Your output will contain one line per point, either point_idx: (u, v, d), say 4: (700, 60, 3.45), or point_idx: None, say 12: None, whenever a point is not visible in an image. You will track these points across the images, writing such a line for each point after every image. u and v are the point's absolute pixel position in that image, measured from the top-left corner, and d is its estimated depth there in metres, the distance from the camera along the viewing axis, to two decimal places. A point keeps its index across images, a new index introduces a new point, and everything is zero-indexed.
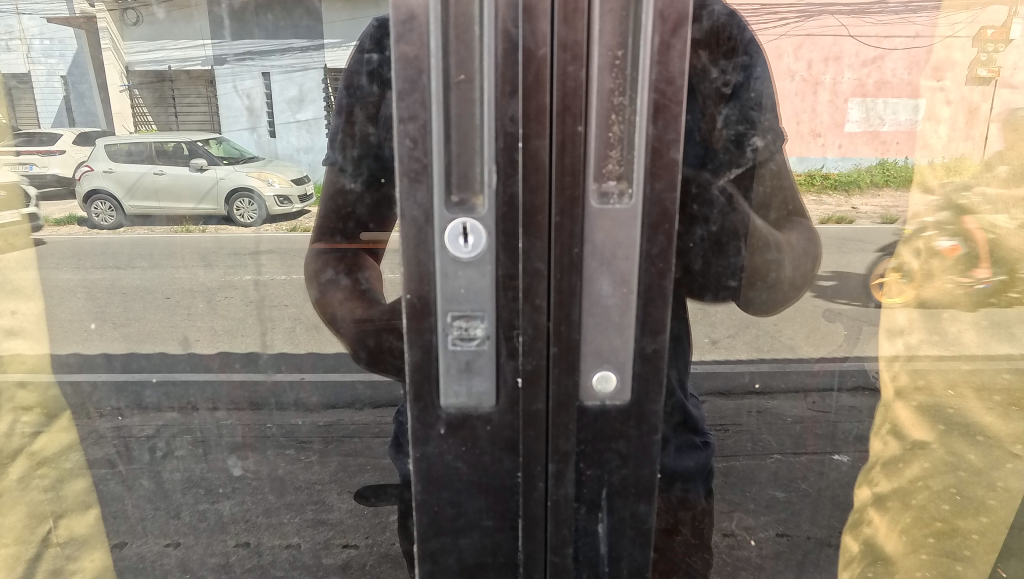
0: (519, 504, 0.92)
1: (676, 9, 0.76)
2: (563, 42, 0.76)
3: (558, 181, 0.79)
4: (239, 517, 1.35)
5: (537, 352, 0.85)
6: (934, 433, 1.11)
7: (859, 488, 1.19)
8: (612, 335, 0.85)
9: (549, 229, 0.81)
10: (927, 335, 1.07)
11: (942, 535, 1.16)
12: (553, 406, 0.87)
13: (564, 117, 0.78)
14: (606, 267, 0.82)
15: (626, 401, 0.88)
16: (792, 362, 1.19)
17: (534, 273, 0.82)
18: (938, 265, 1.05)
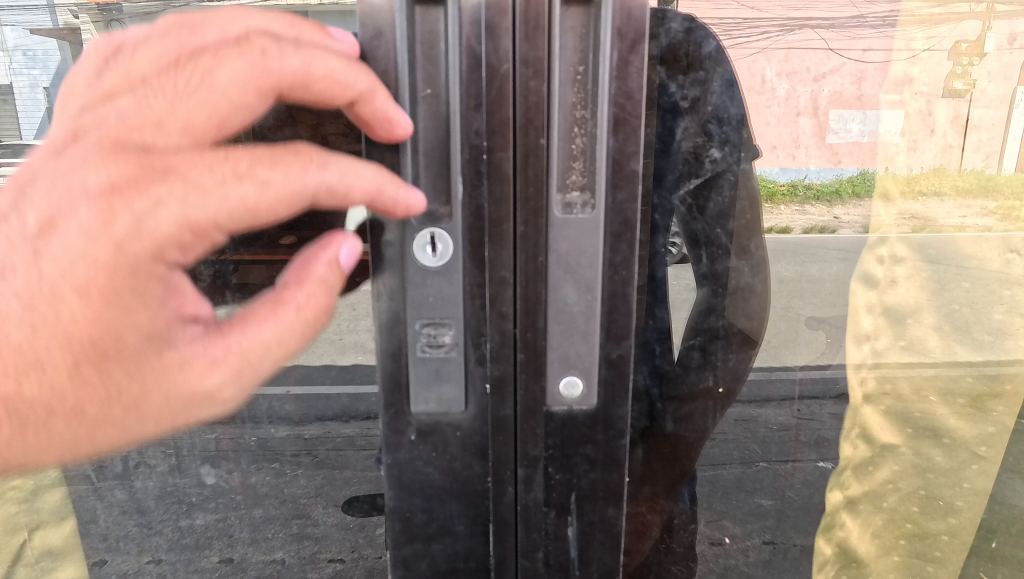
0: (489, 510, 0.92)
1: (634, 26, 0.77)
2: (525, 59, 0.77)
3: (522, 192, 0.81)
4: (222, 530, 1.38)
5: (505, 358, 0.85)
6: (903, 436, 1.15)
7: (831, 491, 1.20)
8: (577, 341, 0.86)
9: (515, 238, 0.82)
10: (894, 339, 1.10)
11: (914, 537, 1.20)
12: (521, 412, 0.88)
13: (528, 130, 0.79)
14: (570, 275, 0.84)
15: (593, 406, 0.89)
16: (778, 371, 1.17)
17: (500, 281, 0.83)
18: (902, 272, 1.07)
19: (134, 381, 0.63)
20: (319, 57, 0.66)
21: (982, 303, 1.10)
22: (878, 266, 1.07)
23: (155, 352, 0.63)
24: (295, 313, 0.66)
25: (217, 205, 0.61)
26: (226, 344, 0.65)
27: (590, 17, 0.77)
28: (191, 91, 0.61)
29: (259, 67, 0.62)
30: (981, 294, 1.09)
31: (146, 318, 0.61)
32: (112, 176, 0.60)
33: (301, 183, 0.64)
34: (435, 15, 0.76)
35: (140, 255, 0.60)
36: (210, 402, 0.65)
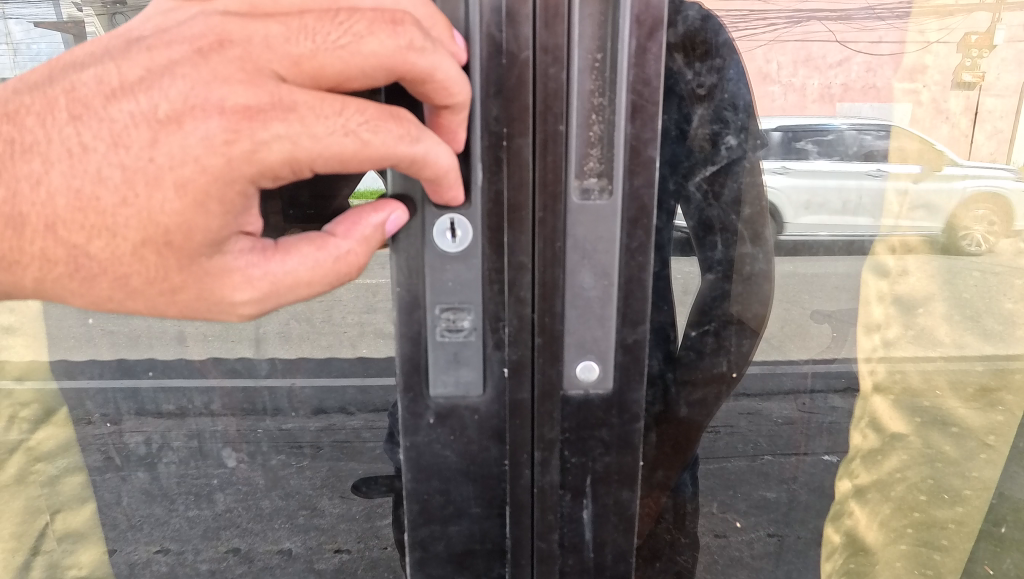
0: (505, 492, 0.93)
1: (652, 13, 0.78)
2: (544, 46, 0.78)
3: (541, 178, 0.81)
4: (230, 521, 1.38)
5: (522, 342, 0.86)
6: (912, 426, 1.17)
7: (839, 480, 1.22)
8: (593, 326, 0.87)
9: (532, 224, 0.83)
10: (904, 329, 1.12)
11: (920, 525, 1.22)
12: (538, 396, 0.89)
13: (546, 117, 0.80)
14: (587, 261, 0.84)
15: (609, 390, 0.90)
16: (783, 365, 1.16)
17: (518, 266, 0.84)
18: (913, 261, 1.09)
19: (184, 272, 0.70)
20: (442, 57, 0.68)
21: (993, 291, 1.11)
22: (889, 255, 1.08)
23: (210, 255, 0.69)
24: (331, 259, 0.73)
25: (316, 148, 0.65)
26: (266, 267, 0.72)
27: (609, 4, 0.77)
28: (337, 48, 0.65)
29: (398, 53, 0.65)
30: (989, 282, 1.09)
31: (217, 227, 0.67)
32: (245, 99, 0.64)
33: (390, 151, 0.68)
34: (456, 3, 0.76)
35: (240, 175, 0.65)
36: (229, 311, 0.72)
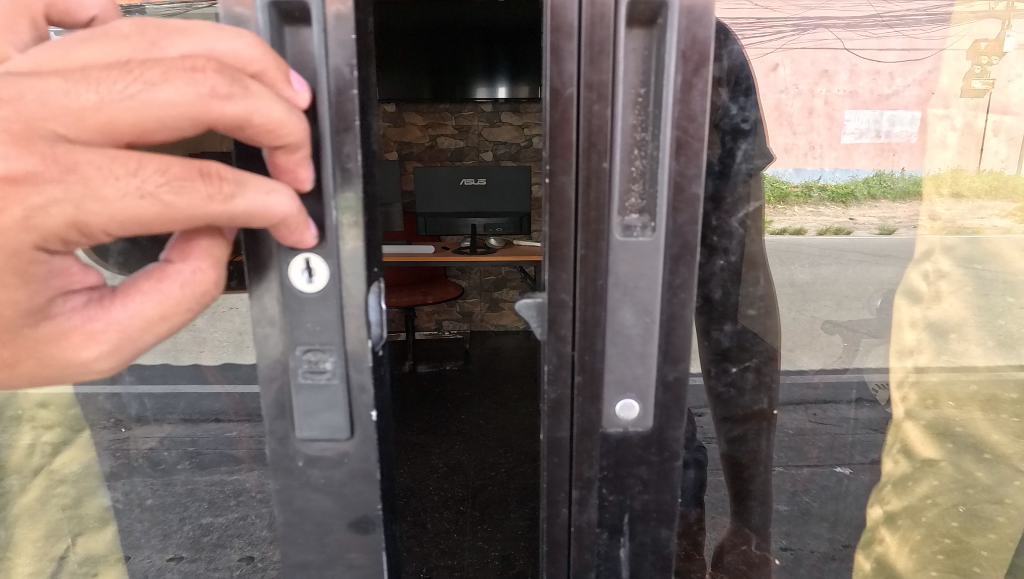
0: (381, 535, 0.92)
1: (699, 49, 0.76)
2: (589, 82, 0.77)
3: (585, 217, 0.81)
4: (243, 531, 1.58)
5: (562, 380, 0.87)
6: (942, 452, 1.18)
7: (870, 506, 1.26)
8: (634, 363, 0.86)
9: (574, 261, 0.83)
10: (935, 354, 1.13)
11: (952, 551, 1.23)
12: (577, 434, 0.89)
13: (590, 155, 0.79)
14: (629, 298, 0.83)
15: (648, 427, 0.89)
16: (794, 375, 1.16)
17: (559, 304, 0.84)
18: (945, 286, 1.11)
19: (6, 349, 0.59)
20: (264, 98, 0.59)
21: None
22: (922, 280, 1.11)
23: (34, 322, 0.59)
24: (178, 288, 0.61)
25: (107, 212, 0.54)
26: (106, 318, 0.61)
27: (653, 39, 0.76)
28: (124, 96, 0.54)
29: (200, 101, 0.55)
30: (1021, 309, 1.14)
31: (24, 298, 0.57)
32: (9, 162, 0.53)
33: (201, 214, 0.57)
34: (306, 38, 0.73)
35: (19, 246, 0.55)
36: (87, 368, 0.62)
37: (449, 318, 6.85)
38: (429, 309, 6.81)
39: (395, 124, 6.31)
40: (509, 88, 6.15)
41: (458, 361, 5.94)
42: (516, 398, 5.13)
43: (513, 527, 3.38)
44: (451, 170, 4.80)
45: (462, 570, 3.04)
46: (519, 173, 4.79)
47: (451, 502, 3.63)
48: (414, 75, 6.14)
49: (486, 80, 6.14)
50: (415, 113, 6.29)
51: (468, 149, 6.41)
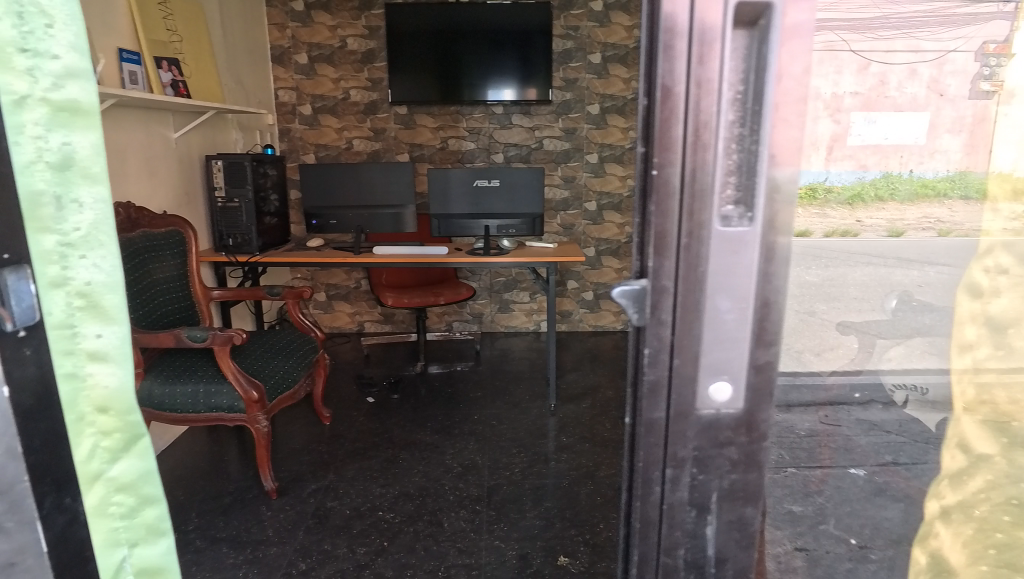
0: (33, 507, 0.89)
1: (796, 50, 0.86)
2: (697, 80, 0.86)
3: (692, 206, 0.91)
4: None
5: (660, 364, 0.98)
6: (997, 446, 1.20)
7: (927, 501, 1.26)
8: (729, 348, 0.96)
9: (677, 249, 0.93)
10: (995, 349, 1.16)
11: (1002, 546, 1.22)
12: (673, 415, 1.00)
13: (699, 150, 0.89)
14: (725, 285, 0.93)
15: (738, 408, 0.99)
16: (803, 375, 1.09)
17: (661, 289, 0.95)
18: (1005, 282, 1.13)
19: None
20: None
21: None
22: (983, 276, 1.13)
23: None
24: None
25: None
26: None
27: (753, 39, 0.86)
28: None
29: None
30: None
31: None
32: None
33: None
34: None
35: None
36: None
37: (459, 319, 6.87)
38: (439, 310, 6.83)
39: (406, 126, 6.38)
40: (520, 89, 6.19)
41: (468, 362, 5.96)
42: (527, 398, 5.15)
43: (529, 526, 3.40)
44: (464, 172, 4.85)
45: (480, 569, 3.06)
46: (532, 174, 4.84)
47: (467, 501, 3.65)
48: (425, 76, 6.17)
49: (499, 82, 6.18)
50: (426, 115, 6.36)
51: (479, 151, 6.43)
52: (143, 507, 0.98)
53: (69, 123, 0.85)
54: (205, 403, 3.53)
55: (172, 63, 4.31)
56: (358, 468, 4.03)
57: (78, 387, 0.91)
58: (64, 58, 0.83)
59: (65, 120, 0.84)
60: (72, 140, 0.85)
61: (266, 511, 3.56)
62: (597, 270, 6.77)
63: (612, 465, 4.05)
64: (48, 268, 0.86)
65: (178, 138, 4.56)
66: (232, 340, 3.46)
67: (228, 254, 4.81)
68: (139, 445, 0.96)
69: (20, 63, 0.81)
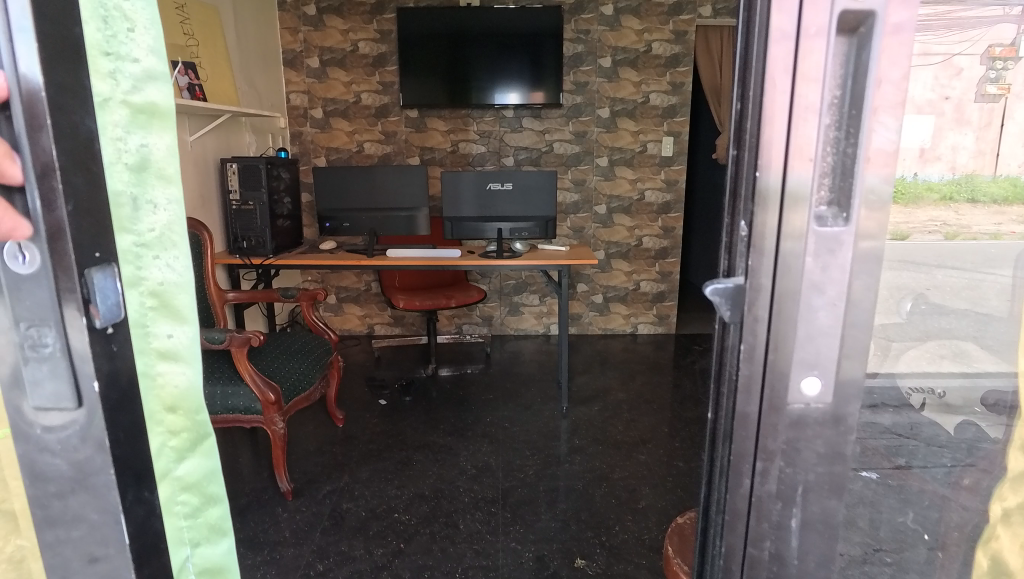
0: (117, 500, 0.88)
1: (898, 51, 0.84)
2: (802, 77, 0.85)
3: (787, 206, 0.89)
4: None
5: (754, 360, 0.95)
6: None
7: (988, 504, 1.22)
8: (824, 343, 0.94)
9: (772, 250, 0.91)
10: None
11: None
12: (765, 409, 0.97)
13: (796, 153, 0.87)
14: (819, 283, 0.91)
15: (828, 403, 0.96)
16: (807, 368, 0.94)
17: (757, 288, 0.93)
18: None
19: None
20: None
21: None
22: None
23: None
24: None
25: None
26: None
27: (851, 46, 0.85)
28: None
29: None
30: None
31: None
32: None
33: None
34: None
35: None
36: None
37: (469, 322, 6.88)
38: (449, 312, 6.85)
39: (417, 129, 6.41)
40: (529, 93, 6.20)
41: (479, 365, 5.97)
42: (539, 400, 5.16)
43: (545, 529, 3.41)
44: (477, 175, 4.87)
45: (498, 571, 3.07)
46: (544, 177, 4.86)
47: (482, 503, 3.66)
48: (436, 80, 6.19)
49: (508, 85, 6.20)
50: (437, 118, 6.39)
51: (489, 154, 6.47)
52: (207, 506, 0.95)
53: (146, 125, 0.83)
54: (222, 404, 3.55)
55: (189, 67, 4.35)
56: (373, 469, 4.05)
57: (149, 385, 0.88)
58: (144, 61, 0.82)
59: (143, 122, 0.83)
60: (149, 141, 0.83)
61: (283, 512, 3.58)
62: (607, 273, 6.78)
63: (625, 467, 4.06)
64: (126, 268, 0.84)
65: (194, 141, 4.59)
66: (249, 342, 3.48)
67: (242, 256, 4.84)
68: (204, 443, 0.94)
69: (104, 66, 0.79)
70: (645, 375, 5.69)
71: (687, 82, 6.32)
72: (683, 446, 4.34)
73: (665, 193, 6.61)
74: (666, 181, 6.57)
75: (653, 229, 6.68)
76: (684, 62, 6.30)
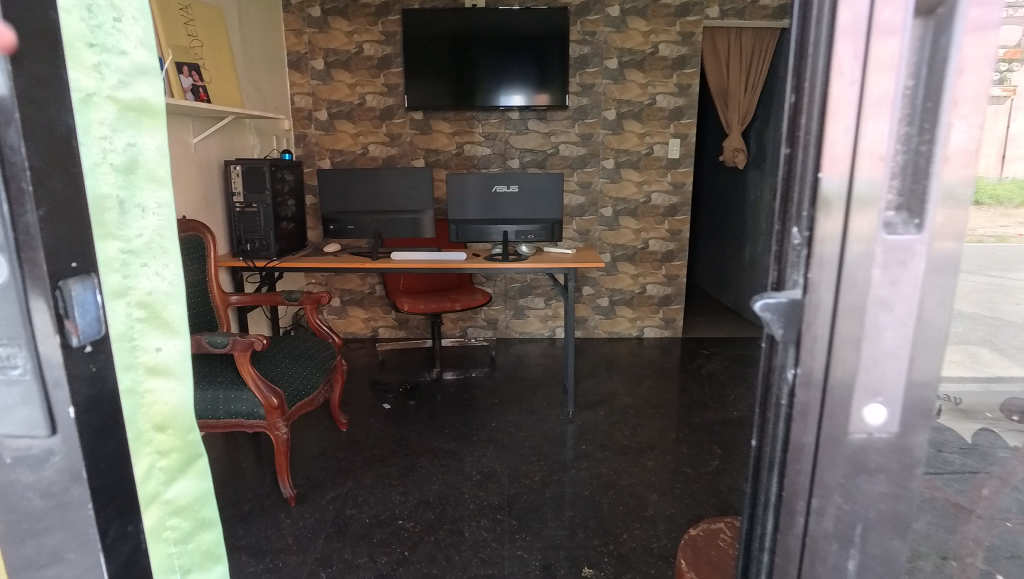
0: (97, 536, 0.83)
1: (984, 39, 0.74)
2: (874, 67, 0.76)
3: (854, 209, 0.79)
4: None
5: (810, 387, 0.86)
6: None
7: None
8: (891, 367, 0.83)
9: (835, 260, 0.81)
10: None
11: None
12: (822, 440, 0.87)
13: (863, 154, 0.78)
14: (888, 297, 0.81)
15: (894, 434, 0.85)
16: (844, 389, 0.85)
17: (816, 304, 0.83)
18: None
19: None
20: None
21: None
22: None
23: None
24: None
25: None
26: None
27: (929, 33, 0.74)
28: None
29: None
30: None
31: None
32: None
33: None
34: None
35: None
36: None
37: (474, 325, 6.83)
38: (454, 316, 6.80)
39: (422, 132, 6.38)
40: (533, 95, 6.16)
41: (484, 369, 5.93)
42: (545, 405, 5.10)
43: (552, 536, 3.35)
44: (482, 178, 4.83)
45: None
46: (551, 179, 4.82)
47: (488, 510, 3.60)
48: (441, 82, 6.16)
49: (513, 87, 6.16)
50: (442, 120, 6.35)
51: (494, 156, 6.43)
52: (199, 530, 0.93)
53: (135, 123, 0.82)
54: (225, 409, 3.51)
55: (193, 69, 4.32)
56: (377, 475, 4.00)
57: (139, 402, 0.86)
58: (132, 55, 0.80)
59: (132, 121, 0.81)
60: (139, 140, 0.82)
61: (285, 519, 3.53)
62: (612, 277, 6.72)
63: (633, 474, 4.00)
64: (112, 277, 0.82)
65: (197, 143, 4.56)
66: (252, 346, 3.43)
67: (246, 259, 4.80)
68: (196, 464, 0.93)
69: (87, 59, 0.77)
70: (652, 379, 5.63)
71: (694, 84, 6.26)
72: (691, 452, 4.27)
73: (671, 196, 6.55)
74: (673, 184, 6.51)
75: (659, 232, 6.62)
76: (691, 63, 6.25)
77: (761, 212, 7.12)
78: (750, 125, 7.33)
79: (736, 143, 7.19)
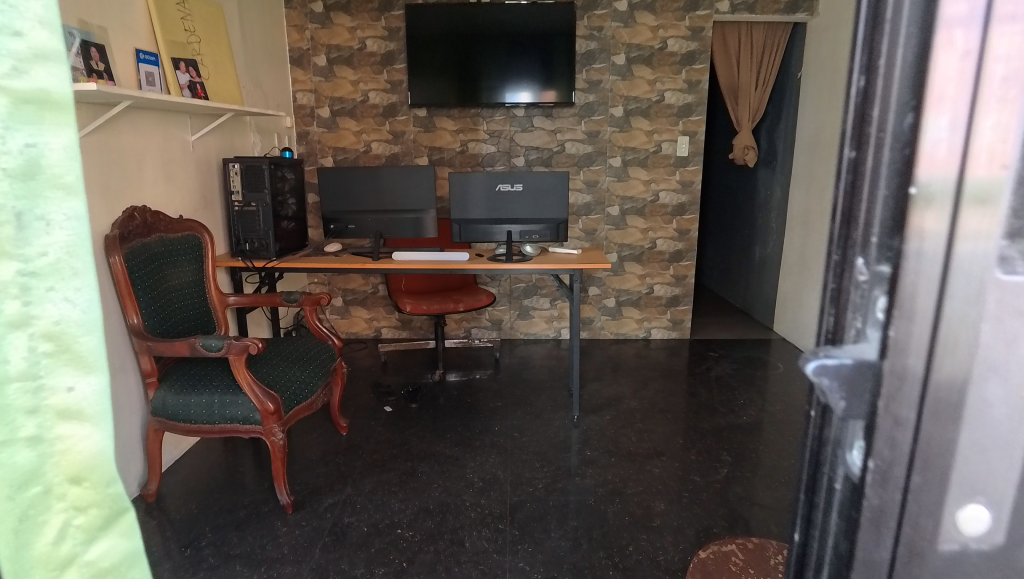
0: None
1: None
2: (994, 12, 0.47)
3: (957, 235, 0.51)
4: None
5: (890, 484, 0.58)
6: None
7: None
8: (1001, 460, 0.54)
9: (926, 311, 0.53)
10: None
11: None
12: (899, 558, 0.59)
13: (969, 153, 0.50)
14: (1002, 366, 0.52)
15: (997, 546, 0.55)
16: (942, 492, 0.55)
17: (903, 372, 0.55)
18: None
19: None
20: None
21: None
22: None
23: None
24: None
25: None
26: None
27: None
28: None
29: None
30: None
31: None
32: None
33: None
34: None
35: None
36: None
37: (478, 326, 6.72)
38: (458, 316, 6.69)
39: (426, 129, 6.27)
40: (539, 92, 6.04)
41: (488, 370, 5.82)
42: (549, 408, 4.99)
43: (555, 548, 3.25)
44: (486, 176, 4.72)
45: None
46: (557, 178, 4.70)
47: (489, 519, 3.50)
48: (444, 78, 6.04)
49: (519, 84, 6.04)
50: (447, 118, 6.24)
51: (499, 154, 6.32)
52: None
53: (35, 119, 0.51)
54: (220, 414, 3.42)
55: (190, 65, 4.22)
56: (376, 481, 3.90)
57: (39, 454, 0.53)
58: (31, 36, 0.50)
59: (32, 116, 0.50)
60: (42, 140, 0.51)
61: (282, 527, 3.44)
62: (619, 277, 6.60)
63: (639, 481, 3.88)
64: (7, 304, 0.50)
65: (195, 141, 4.47)
66: (248, 350, 3.34)
67: (245, 259, 4.70)
68: (120, 522, 0.59)
69: None
70: (659, 382, 5.50)
71: (703, 80, 6.12)
72: (699, 459, 4.15)
73: (680, 195, 6.42)
74: (681, 182, 6.37)
75: (667, 231, 6.49)
76: (700, 59, 6.11)
77: (772, 211, 6.97)
78: (760, 123, 7.14)
79: (747, 141, 6.96)
